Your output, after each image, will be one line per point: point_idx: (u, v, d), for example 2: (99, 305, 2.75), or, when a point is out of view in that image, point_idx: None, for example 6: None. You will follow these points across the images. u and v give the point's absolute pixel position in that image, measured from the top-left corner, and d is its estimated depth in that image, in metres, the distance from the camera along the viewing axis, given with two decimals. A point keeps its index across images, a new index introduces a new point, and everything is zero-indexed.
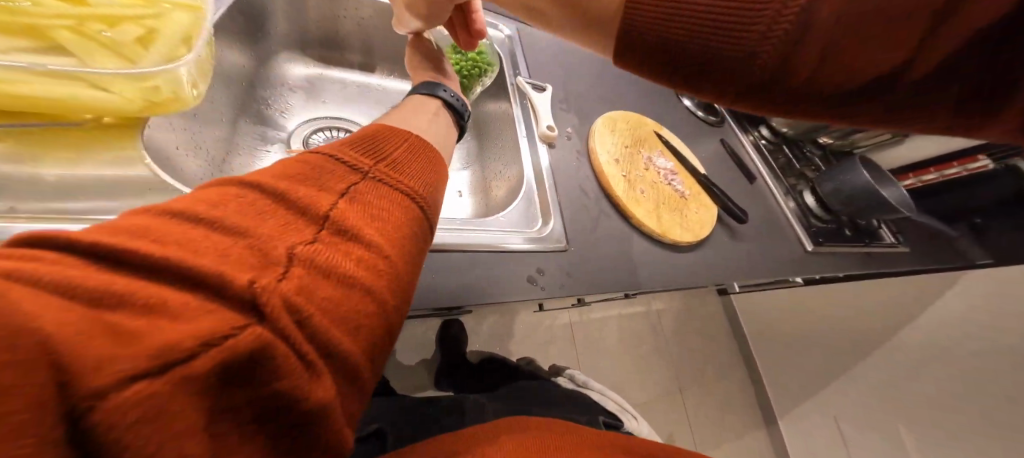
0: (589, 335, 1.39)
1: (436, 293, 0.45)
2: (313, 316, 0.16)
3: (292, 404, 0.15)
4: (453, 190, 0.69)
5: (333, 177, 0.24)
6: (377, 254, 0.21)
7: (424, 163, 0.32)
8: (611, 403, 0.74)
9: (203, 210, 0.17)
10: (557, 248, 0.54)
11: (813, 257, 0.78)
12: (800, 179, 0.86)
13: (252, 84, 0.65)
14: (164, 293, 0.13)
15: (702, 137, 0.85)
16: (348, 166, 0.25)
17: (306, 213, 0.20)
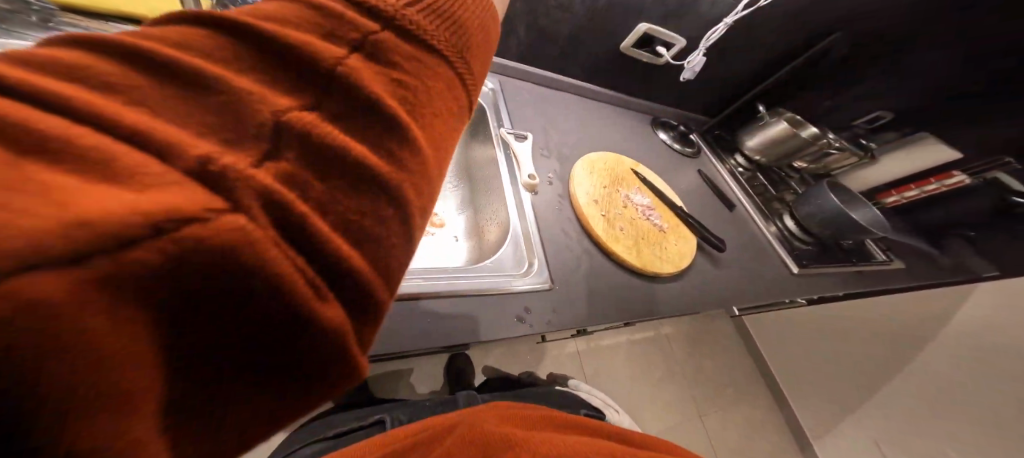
0: (596, 363, 1.38)
1: (430, 338, 0.48)
2: (306, 215, 0.16)
3: (287, 308, 0.15)
4: (449, 236, 0.75)
5: (347, 19, 0.20)
6: (394, 134, 0.20)
7: (459, 12, 0.27)
8: (597, 399, 0.80)
9: (168, 53, 0.15)
10: (541, 287, 0.58)
11: (800, 279, 0.81)
12: (781, 204, 0.92)
13: None
14: (125, 157, 0.13)
15: (681, 168, 0.91)
16: (364, 6, 0.21)
17: (303, 72, 0.18)
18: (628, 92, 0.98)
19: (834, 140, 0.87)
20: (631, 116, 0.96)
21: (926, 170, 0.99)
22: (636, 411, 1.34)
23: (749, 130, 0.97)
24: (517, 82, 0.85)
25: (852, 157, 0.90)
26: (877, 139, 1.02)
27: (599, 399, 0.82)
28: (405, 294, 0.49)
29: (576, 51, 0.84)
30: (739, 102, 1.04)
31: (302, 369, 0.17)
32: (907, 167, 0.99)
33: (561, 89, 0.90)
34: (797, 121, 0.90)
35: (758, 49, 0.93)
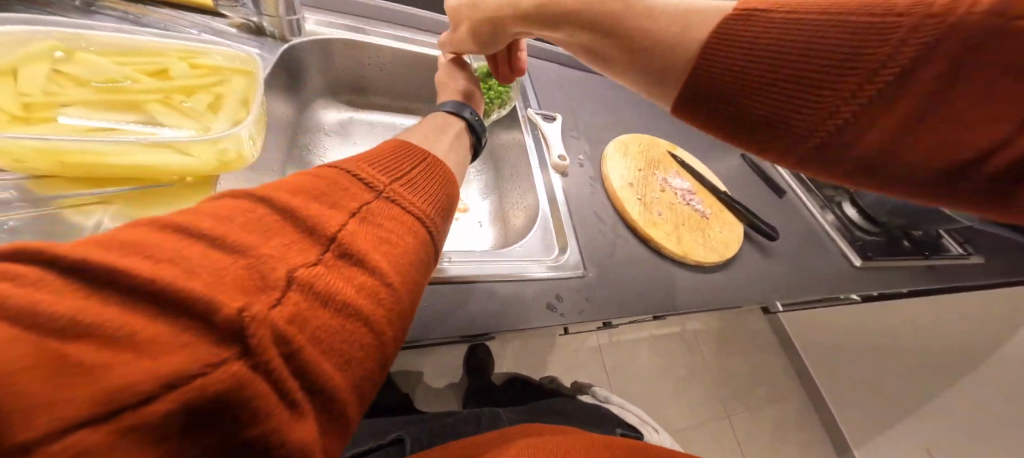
0: (618, 359, 1.33)
1: (460, 323, 0.46)
2: (301, 347, 0.15)
3: (264, 447, 0.14)
4: (474, 221, 0.73)
5: (348, 193, 0.22)
6: (381, 280, 0.19)
7: (437, 187, 0.30)
8: (631, 416, 0.74)
9: (205, 224, 0.16)
10: (575, 275, 0.54)
11: (864, 272, 0.73)
12: (836, 190, 0.82)
13: (295, 131, 0.70)
14: (135, 322, 0.12)
15: (721, 153, 0.84)
16: (363, 182, 0.24)
17: (312, 231, 0.19)
18: None
19: None
20: None
21: None
22: (661, 412, 1.28)
23: None
24: (542, 63, 0.81)
25: None
26: None
27: (634, 415, 0.76)
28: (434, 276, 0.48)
29: None
30: None
31: None
32: None
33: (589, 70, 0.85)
34: None
35: None
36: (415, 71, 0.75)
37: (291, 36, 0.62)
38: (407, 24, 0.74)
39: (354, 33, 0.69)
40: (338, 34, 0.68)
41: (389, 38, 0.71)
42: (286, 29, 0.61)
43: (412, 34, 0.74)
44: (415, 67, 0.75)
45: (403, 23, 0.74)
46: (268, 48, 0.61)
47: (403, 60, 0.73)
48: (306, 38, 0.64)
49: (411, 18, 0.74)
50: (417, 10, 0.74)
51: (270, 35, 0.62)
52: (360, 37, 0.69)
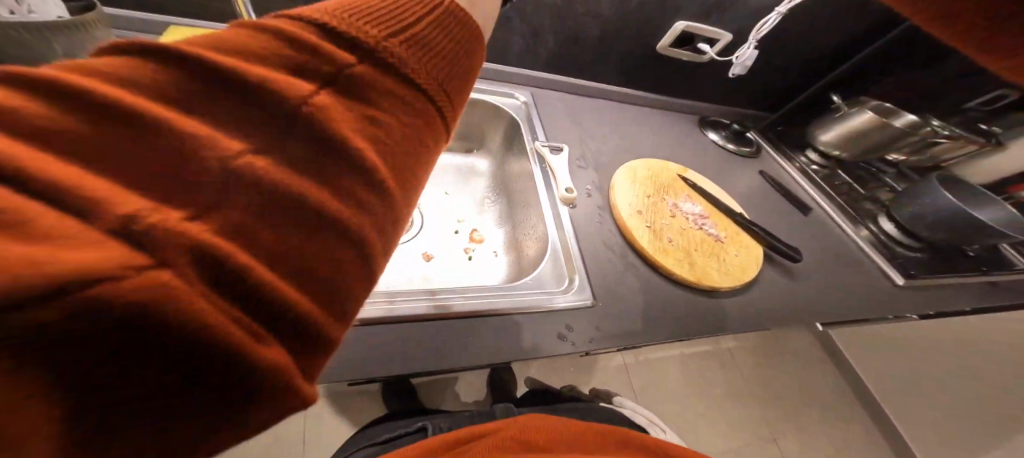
0: (647, 377, 1.29)
1: (466, 356, 0.48)
2: (247, 260, 0.14)
3: (219, 358, 0.13)
4: (489, 251, 0.76)
5: (315, 51, 0.16)
6: (363, 177, 0.17)
7: (449, 44, 0.23)
8: (642, 417, 0.74)
9: (90, 85, 0.13)
10: (582, 305, 0.55)
11: (908, 292, 0.70)
12: (875, 205, 0.82)
13: None
14: (21, 207, 0.10)
15: (737, 168, 0.83)
16: (339, 36, 0.17)
17: (262, 111, 0.15)
18: (671, 92, 0.91)
19: (941, 127, 0.77)
20: (677, 118, 0.90)
21: None
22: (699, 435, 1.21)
23: (821, 124, 0.89)
24: (550, 93, 0.83)
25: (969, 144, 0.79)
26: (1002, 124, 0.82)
27: (643, 417, 0.75)
28: (430, 313, 0.49)
29: (610, 58, 0.80)
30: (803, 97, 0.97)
31: (242, 415, 0.15)
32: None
33: (597, 95, 0.86)
34: (887, 109, 0.82)
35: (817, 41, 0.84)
36: None
37: None
38: None
39: None
40: None
41: None
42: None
43: None
44: None
45: None
46: None
47: None
48: None
49: None
50: None
51: None
52: None
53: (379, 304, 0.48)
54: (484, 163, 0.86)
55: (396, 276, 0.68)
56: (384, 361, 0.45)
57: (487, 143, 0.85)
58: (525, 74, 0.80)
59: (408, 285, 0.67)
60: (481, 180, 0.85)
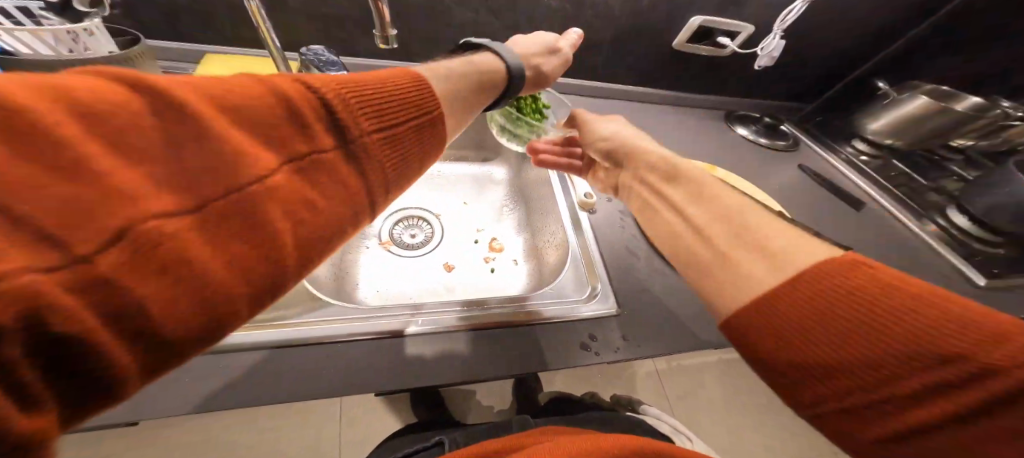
0: (681, 385, 1.21)
1: (483, 366, 0.46)
2: (80, 314, 0.13)
3: None
4: (509, 259, 0.74)
5: (306, 134, 0.20)
6: (268, 254, 0.18)
7: (415, 148, 0.28)
8: (666, 425, 0.70)
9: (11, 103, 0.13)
10: (606, 314, 0.51)
11: (991, 293, 0.63)
12: (942, 198, 0.77)
13: None
14: None
15: (771, 165, 0.78)
16: (334, 120, 0.22)
17: (223, 179, 0.17)
18: (691, 88, 0.87)
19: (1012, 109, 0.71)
20: (699, 115, 0.86)
21: None
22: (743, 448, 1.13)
23: (868, 112, 0.82)
24: (563, 97, 0.83)
25: None
26: None
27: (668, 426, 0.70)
28: (439, 327, 0.48)
29: (623, 57, 0.78)
30: (841, 83, 0.90)
31: None
32: None
33: (614, 96, 0.85)
34: (949, 93, 0.77)
35: (854, 26, 0.78)
36: None
37: None
38: None
39: None
40: None
41: None
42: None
43: None
44: None
45: None
46: None
47: None
48: None
49: None
50: None
51: None
52: None
53: (398, 318, 0.48)
54: (501, 171, 0.86)
55: (420, 284, 0.69)
56: (408, 374, 0.44)
57: (503, 151, 0.85)
58: None
59: (433, 296, 0.67)
60: (498, 188, 0.85)
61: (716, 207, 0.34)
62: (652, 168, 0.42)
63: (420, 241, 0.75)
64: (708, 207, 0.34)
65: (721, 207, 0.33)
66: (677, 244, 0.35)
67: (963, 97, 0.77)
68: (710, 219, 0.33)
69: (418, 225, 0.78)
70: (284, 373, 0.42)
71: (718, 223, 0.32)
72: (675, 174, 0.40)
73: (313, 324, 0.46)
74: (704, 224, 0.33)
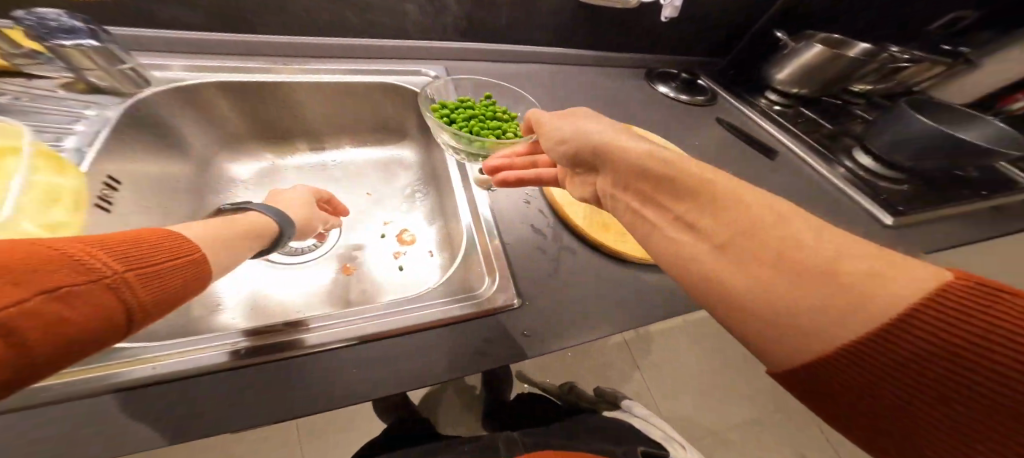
0: (652, 354, 1.20)
1: (353, 388, 0.38)
2: None
3: None
4: (424, 252, 0.65)
5: (69, 271, 0.23)
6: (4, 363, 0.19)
7: (178, 282, 0.30)
8: (655, 429, 0.63)
9: None
10: (507, 308, 0.46)
11: (899, 230, 0.65)
12: (848, 143, 0.78)
13: (201, 188, 0.63)
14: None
15: (690, 120, 0.76)
16: (85, 266, 0.24)
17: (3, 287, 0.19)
18: (604, 49, 0.82)
19: (898, 52, 0.71)
20: (615, 75, 0.82)
21: None
22: (713, 408, 1.15)
23: (772, 63, 0.80)
24: (465, 64, 0.75)
25: (935, 66, 0.75)
26: (967, 44, 0.86)
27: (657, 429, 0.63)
28: (312, 346, 0.39)
29: (526, 16, 0.72)
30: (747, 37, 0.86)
31: None
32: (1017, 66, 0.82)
33: (523, 60, 0.78)
34: (839, 41, 0.76)
35: None
36: (329, 104, 0.68)
37: (137, 87, 0.53)
38: (303, 53, 0.66)
39: (257, 73, 0.61)
40: (202, 76, 0.58)
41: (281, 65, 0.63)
42: (126, 84, 0.52)
43: (310, 62, 0.66)
44: (321, 92, 0.66)
45: (296, 53, 0.66)
46: (102, 106, 0.50)
47: (312, 89, 0.64)
48: (160, 87, 0.55)
49: (303, 44, 0.65)
50: (309, 34, 0.65)
51: (110, 91, 0.52)
52: (248, 77, 0.60)
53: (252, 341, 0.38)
54: (410, 153, 0.76)
55: (306, 291, 0.58)
56: (282, 408, 0.35)
57: (408, 131, 0.75)
58: (431, 48, 0.72)
59: (324, 307, 0.57)
60: (407, 172, 0.75)
61: (725, 204, 0.27)
62: (631, 170, 0.34)
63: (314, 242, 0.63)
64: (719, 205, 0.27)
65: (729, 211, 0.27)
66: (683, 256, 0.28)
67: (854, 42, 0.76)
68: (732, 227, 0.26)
69: None
70: (111, 432, 0.31)
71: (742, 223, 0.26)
72: (645, 176, 0.33)
73: (145, 361, 0.34)
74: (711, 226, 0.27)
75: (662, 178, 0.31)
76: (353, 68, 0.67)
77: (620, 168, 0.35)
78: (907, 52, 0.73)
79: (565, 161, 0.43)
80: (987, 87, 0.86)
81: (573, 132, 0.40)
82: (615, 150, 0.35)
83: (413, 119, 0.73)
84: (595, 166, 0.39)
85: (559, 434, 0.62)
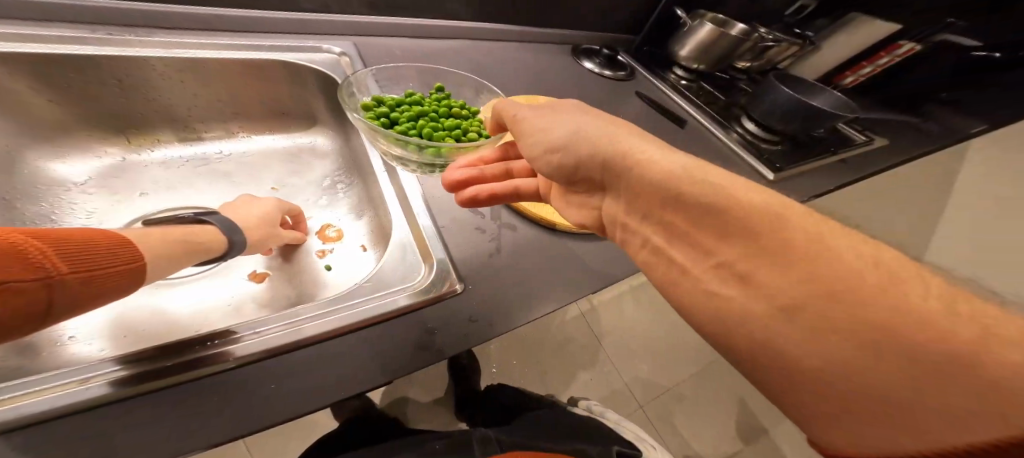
0: (602, 325, 1.26)
1: (273, 406, 0.31)
2: None
3: None
4: (353, 246, 0.58)
5: (18, 267, 0.24)
6: None
7: (111, 283, 0.30)
8: (627, 429, 0.75)
9: None
10: (449, 294, 0.43)
11: (781, 184, 0.77)
12: (738, 112, 0.89)
13: (20, 196, 0.47)
14: None
15: (611, 94, 0.81)
16: (32, 261, 0.25)
17: None
18: (525, 27, 0.83)
19: (766, 32, 0.83)
20: (539, 52, 0.84)
21: (862, 51, 1.03)
22: (657, 364, 1.26)
23: (674, 41, 0.89)
24: (381, 40, 0.70)
25: (792, 46, 0.89)
26: (812, 28, 1.05)
27: (628, 429, 0.76)
28: (210, 367, 0.31)
29: None
30: (654, 15, 0.91)
31: None
32: (849, 46, 1.03)
33: (447, 36, 0.75)
34: (722, 21, 0.85)
35: None
36: (201, 86, 0.56)
37: None
38: (163, 22, 0.54)
39: (70, 45, 0.47)
40: None
41: (125, 36, 0.50)
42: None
43: (176, 35, 0.54)
44: (189, 72, 0.54)
45: (154, 21, 0.53)
46: None
47: (179, 66, 0.52)
48: None
49: (167, 12, 0.54)
50: (177, 0, 0.54)
51: None
52: (71, 50, 0.46)
53: (125, 368, 0.29)
54: (326, 139, 0.67)
55: (201, 302, 0.47)
56: (171, 449, 0.27)
57: (319, 114, 0.65)
58: (337, 20, 0.65)
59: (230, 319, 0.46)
60: (322, 161, 0.66)
61: (785, 248, 0.23)
62: (586, 151, 0.34)
63: None
64: (778, 254, 0.23)
65: (791, 257, 0.22)
66: (735, 317, 0.24)
67: (735, 23, 0.86)
68: (809, 286, 0.21)
69: None
70: None
71: (822, 281, 0.21)
72: (678, 203, 0.28)
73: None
74: (769, 281, 0.23)
75: (696, 203, 0.27)
76: (226, 44, 0.55)
77: (639, 189, 0.31)
78: (771, 34, 0.84)
79: (556, 174, 0.37)
80: (832, 63, 1.05)
81: (569, 141, 0.35)
82: (628, 167, 0.31)
83: (321, 101, 0.63)
84: (599, 177, 0.35)
85: (527, 430, 0.61)
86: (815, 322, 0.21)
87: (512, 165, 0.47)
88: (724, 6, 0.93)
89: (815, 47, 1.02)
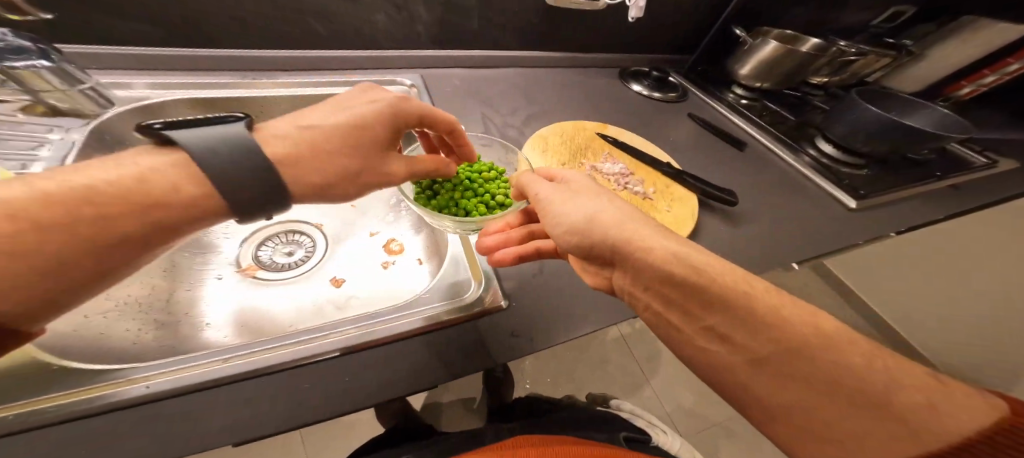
0: (646, 346, 1.23)
1: (351, 393, 0.38)
2: None
3: None
4: (411, 260, 0.65)
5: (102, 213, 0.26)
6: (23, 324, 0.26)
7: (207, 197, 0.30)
8: (639, 419, 0.74)
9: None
10: (495, 310, 0.47)
11: (862, 214, 0.69)
12: (809, 133, 0.82)
13: None
14: None
15: (662, 116, 0.80)
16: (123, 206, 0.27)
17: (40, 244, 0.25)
18: (576, 51, 0.86)
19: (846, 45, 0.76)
20: (588, 74, 0.86)
21: (980, 59, 0.88)
22: (706, 393, 1.19)
23: (734, 59, 0.84)
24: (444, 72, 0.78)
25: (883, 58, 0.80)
26: (911, 35, 0.93)
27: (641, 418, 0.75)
28: (299, 357, 0.39)
29: (500, 21, 0.74)
30: (712, 33, 0.88)
31: None
32: (961, 53, 0.89)
33: (499, 64, 0.81)
34: (791, 36, 0.80)
35: None
36: None
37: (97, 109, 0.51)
38: (276, 68, 0.67)
39: (223, 88, 0.61)
40: (164, 94, 0.57)
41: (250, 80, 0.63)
42: (87, 104, 0.51)
43: (286, 77, 0.66)
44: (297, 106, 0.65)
45: (270, 69, 0.66)
46: (74, 129, 0.49)
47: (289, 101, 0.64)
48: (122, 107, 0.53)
49: (277, 57, 0.66)
50: (286, 47, 0.67)
51: (79, 114, 0.51)
52: (214, 92, 0.59)
53: (249, 352, 0.38)
54: None
55: (298, 305, 0.57)
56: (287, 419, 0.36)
57: None
58: (407, 57, 0.74)
59: (312, 320, 0.56)
60: None
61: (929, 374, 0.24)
62: (570, 228, 0.37)
63: (298, 258, 0.64)
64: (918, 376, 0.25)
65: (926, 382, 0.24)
66: None
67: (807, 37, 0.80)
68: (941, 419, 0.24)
69: (296, 241, 0.66)
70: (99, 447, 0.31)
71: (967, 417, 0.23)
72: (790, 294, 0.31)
73: (137, 380, 0.34)
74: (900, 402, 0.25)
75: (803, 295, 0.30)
76: (327, 82, 0.67)
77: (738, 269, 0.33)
78: (854, 46, 0.77)
79: (573, 251, 0.39)
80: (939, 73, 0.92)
81: (586, 225, 0.36)
82: (630, 251, 0.34)
83: None
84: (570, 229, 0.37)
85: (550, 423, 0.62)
86: (782, 371, 0.27)
87: (532, 227, 0.51)
88: (801, 17, 0.86)
89: (915, 54, 0.90)
